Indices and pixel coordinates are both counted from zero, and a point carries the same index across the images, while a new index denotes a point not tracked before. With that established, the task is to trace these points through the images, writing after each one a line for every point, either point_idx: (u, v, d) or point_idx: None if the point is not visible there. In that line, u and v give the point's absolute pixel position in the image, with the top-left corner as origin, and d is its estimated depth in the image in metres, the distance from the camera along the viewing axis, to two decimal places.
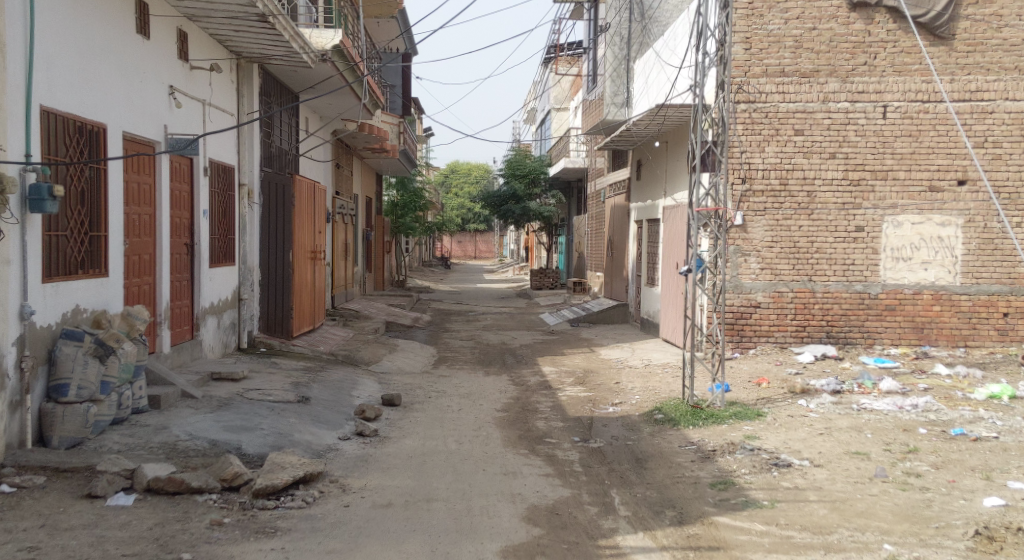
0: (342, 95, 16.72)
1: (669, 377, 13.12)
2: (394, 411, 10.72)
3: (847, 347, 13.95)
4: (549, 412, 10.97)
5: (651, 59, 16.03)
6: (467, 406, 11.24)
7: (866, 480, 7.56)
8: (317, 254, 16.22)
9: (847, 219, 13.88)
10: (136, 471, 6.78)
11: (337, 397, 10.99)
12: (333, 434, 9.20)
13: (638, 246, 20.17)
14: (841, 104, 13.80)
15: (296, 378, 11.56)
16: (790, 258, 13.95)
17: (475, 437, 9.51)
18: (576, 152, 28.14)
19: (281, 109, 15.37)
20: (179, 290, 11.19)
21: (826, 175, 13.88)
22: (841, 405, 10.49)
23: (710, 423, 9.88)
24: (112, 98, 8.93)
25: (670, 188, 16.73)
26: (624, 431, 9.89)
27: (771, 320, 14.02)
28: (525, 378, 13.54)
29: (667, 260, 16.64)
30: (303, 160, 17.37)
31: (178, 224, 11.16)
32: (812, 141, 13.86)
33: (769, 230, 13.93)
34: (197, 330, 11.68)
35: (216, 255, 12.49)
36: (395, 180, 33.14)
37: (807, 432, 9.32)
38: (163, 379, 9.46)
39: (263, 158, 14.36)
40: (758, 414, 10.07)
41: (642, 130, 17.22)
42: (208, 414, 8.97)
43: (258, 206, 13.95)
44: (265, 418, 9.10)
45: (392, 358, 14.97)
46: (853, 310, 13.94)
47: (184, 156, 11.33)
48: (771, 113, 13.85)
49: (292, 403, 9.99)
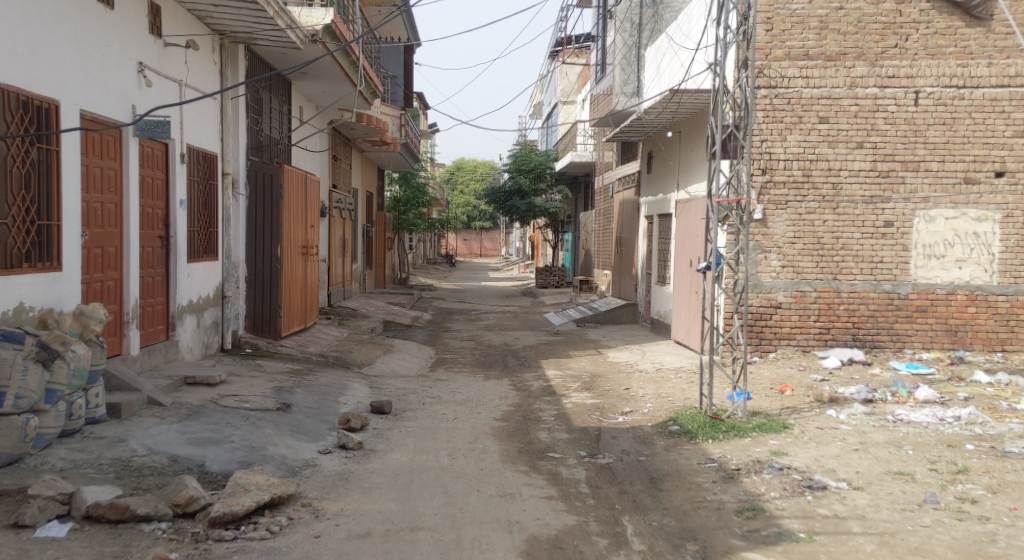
0: (336, 82, 15.79)
1: (683, 383, 12.15)
2: (383, 419, 9.79)
3: (875, 351, 12.98)
4: (553, 422, 10.02)
5: (662, 45, 15.08)
6: (464, 414, 10.31)
7: (915, 507, 6.64)
8: (310, 249, 15.30)
9: (875, 213, 12.94)
10: (74, 496, 5.89)
11: (322, 404, 10.05)
12: (312, 447, 8.25)
13: (649, 242, 19.20)
14: (870, 89, 12.84)
15: (279, 382, 10.63)
16: (814, 254, 13.00)
17: (472, 450, 8.59)
18: (585, 146, 27.17)
19: (269, 95, 14.40)
20: (152, 286, 10.29)
21: (853, 166, 12.92)
22: (874, 417, 9.54)
23: (731, 437, 8.94)
24: (65, 71, 8.07)
25: (685, 181, 15.75)
26: (636, 444, 8.95)
27: (793, 321, 13.06)
28: (528, 383, 12.60)
29: (680, 258, 15.69)
30: (296, 150, 16.41)
31: (151, 215, 10.26)
32: (838, 129, 12.90)
33: (791, 224, 12.99)
34: (173, 330, 10.76)
35: (196, 250, 11.58)
36: (397, 176, 32.20)
37: (839, 448, 8.37)
38: (128, 384, 8.54)
39: (251, 147, 13.42)
40: (784, 426, 9.14)
41: (654, 119, 16.22)
42: (173, 425, 8.05)
43: (243, 197, 13.03)
44: (237, 429, 8.18)
45: (387, 360, 14.02)
46: (881, 311, 12.98)
47: (158, 141, 10.45)
48: (794, 99, 12.90)
49: (270, 412, 9.06)
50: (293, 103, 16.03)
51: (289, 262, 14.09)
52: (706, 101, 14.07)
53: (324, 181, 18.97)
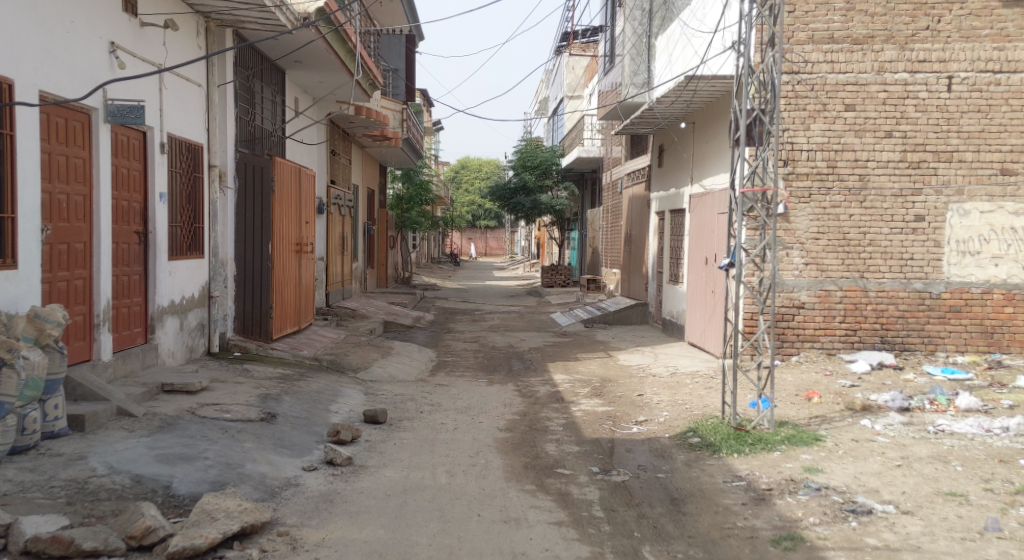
0: (333, 71, 15.01)
1: (701, 389, 11.33)
2: (377, 430, 8.99)
3: (905, 354, 12.18)
4: (562, 433, 9.22)
5: (675, 32, 14.27)
6: (465, 424, 9.51)
7: (975, 535, 5.94)
8: (304, 246, 14.50)
9: (904, 207, 12.12)
10: (12, 528, 5.23)
11: (311, 413, 9.25)
12: (297, 463, 7.46)
13: (660, 239, 18.37)
14: (900, 74, 12.03)
15: (266, 389, 9.83)
16: (839, 251, 12.20)
17: (472, 466, 7.80)
18: (592, 141, 26.35)
19: (261, 83, 13.60)
20: (128, 286, 9.51)
21: (882, 157, 12.11)
22: (914, 428, 8.75)
23: (759, 450, 8.14)
24: (22, 48, 7.41)
25: (700, 175, 14.90)
26: (653, 459, 8.15)
27: (817, 323, 12.28)
28: (534, 389, 11.80)
29: (694, 255, 14.87)
30: (290, 143, 15.61)
31: (127, 209, 9.48)
32: (865, 117, 12.10)
33: (815, 219, 12.20)
34: (151, 333, 9.96)
35: (178, 246, 10.78)
36: (399, 172, 31.34)
37: (878, 465, 7.58)
38: (95, 393, 7.82)
39: (240, 138, 12.61)
40: (816, 439, 8.35)
41: (667, 110, 15.41)
42: (141, 440, 7.26)
43: (232, 191, 12.22)
44: (213, 444, 7.40)
45: (384, 363, 13.22)
46: (911, 312, 12.18)
47: (135, 130, 9.66)
48: (818, 86, 12.11)
49: (252, 423, 8.27)
50: (287, 93, 15.24)
51: (281, 259, 13.28)
52: (723, 89, 13.24)
53: (321, 176, 18.18)
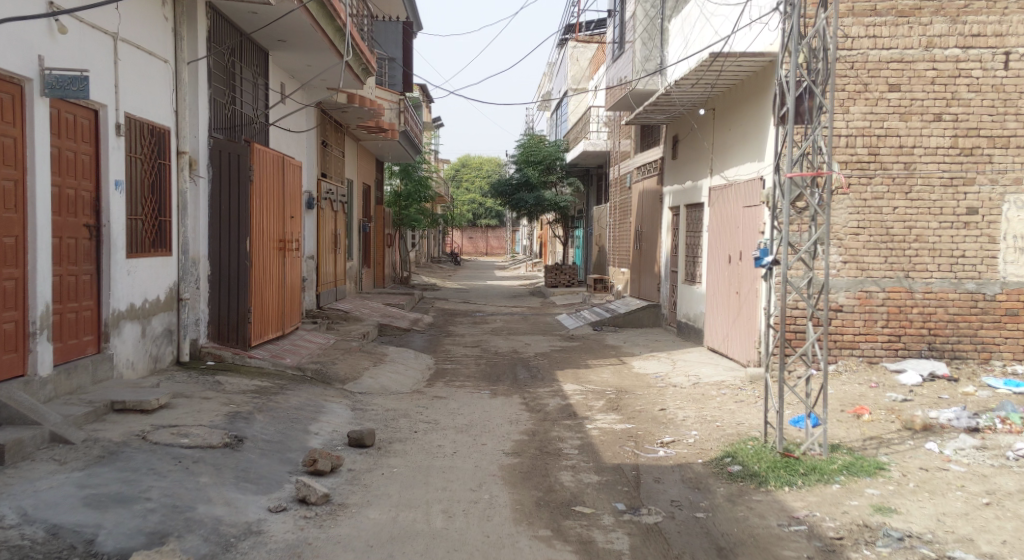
0: (320, 52, 13.72)
1: (731, 403, 10.04)
2: (363, 456, 7.70)
3: (957, 363, 10.89)
4: (578, 458, 7.94)
5: (692, 14, 12.94)
6: (465, 447, 8.22)
7: None
8: (288, 243, 13.15)
9: (955, 199, 10.83)
10: None
11: (286, 436, 7.95)
12: (262, 503, 6.20)
13: (675, 236, 17.06)
14: (951, 50, 10.75)
15: (236, 406, 8.52)
16: (881, 248, 10.92)
17: (474, 504, 6.53)
18: (598, 134, 25.08)
19: (240, 65, 12.30)
20: (76, 288, 8.26)
21: (930, 142, 10.82)
22: (990, 453, 7.44)
23: (812, 482, 6.88)
24: None
25: (722, 164, 13.59)
26: (688, 492, 6.88)
27: (856, 327, 11.01)
28: (542, 402, 10.51)
29: (716, 252, 13.54)
30: (274, 131, 14.26)
31: (73, 198, 8.22)
32: (912, 98, 10.82)
33: (854, 212, 10.91)
34: (105, 342, 8.66)
35: (139, 242, 9.50)
36: (396, 168, 29.96)
37: (961, 503, 6.32)
38: (23, 417, 6.55)
39: (215, 122, 11.28)
40: (879, 467, 7.07)
41: (684, 95, 14.09)
42: (71, 475, 5.98)
43: (205, 180, 10.88)
44: (161, 479, 6.14)
45: (375, 371, 11.92)
46: (963, 315, 10.90)
47: (84, 108, 8.40)
48: (858, 63, 10.83)
49: (213, 450, 6.96)
50: (271, 77, 13.96)
51: (263, 256, 11.94)
52: (752, 69, 11.91)
53: (310, 167, 16.86)
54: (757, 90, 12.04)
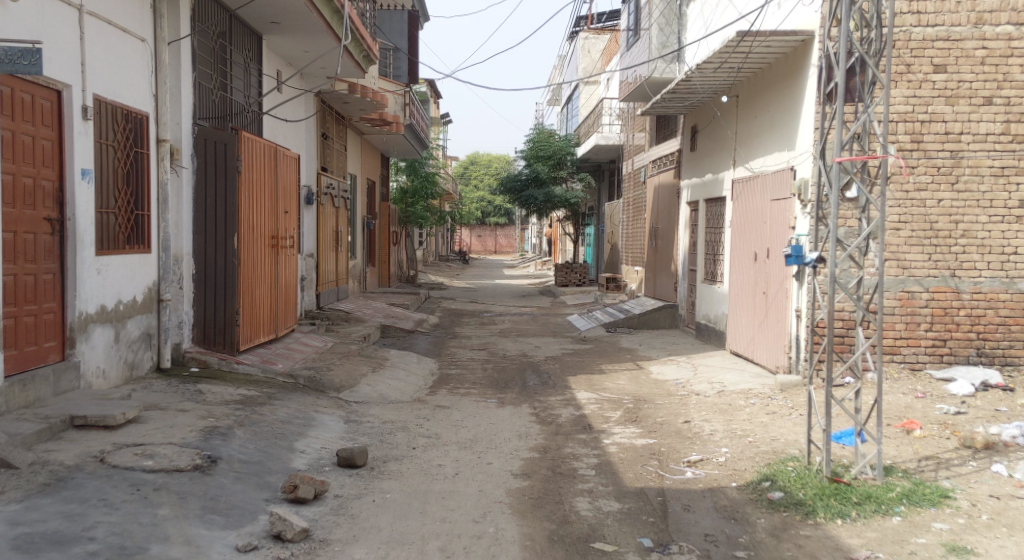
0: (317, 35, 12.79)
1: (762, 415, 9.11)
2: (354, 479, 6.82)
3: (1008, 369, 9.95)
4: (596, 479, 7.04)
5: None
6: (469, 467, 7.33)
7: None
8: (282, 240, 12.22)
9: (1006, 191, 9.90)
10: None
11: (268, 455, 7.08)
12: (232, 543, 5.35)
13: (694, 233, 16.12)
14: (1002, 28, 9.82)
15: (213, 420, 7.63)
16: (925, 244, 9.96)
17: (477, 541, 5.67)
18: (611, 127, 24.11)
19: (229, 47, 11.37)
20: (36, 288, 7.43)
21: (979, 128, 9.87)
22: None
23: (868, 513, 5.97)
24: None
25: (747, 155, 12.68)
26: (723, 524, 6.00)
27: (898, 331, 10.07)
28: (554, 413, 9.59)
29: (740, 249, 12.59)
30: (268, 120, 13.33)
31: (32, 187, 7.39)
32: (959, 80, 9.86)
33: (896, 205, 9.94)
34: (70, 349, 7.80)
35: (111, 237, 8.59)
36: (403, 164, 29.09)
37: None
38: None
39: (200, 108, 10.36)
40: (945, 494, 6.16)
41: (707, 81, 13.10)
42: (7, 510, 5.14)
43: (186, 172, 9.96)
44: (113, 512, 5.30)
45: (374, 378, 11.03)
46: (1014, 318, 9.97)
47: (44, 88, 7.55)
48: (901, 42, 9.85)
49: (179, 474, 6.10)
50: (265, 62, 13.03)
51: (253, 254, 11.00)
52: (783, 51, 10.98)
53: (309, 160, 15.94)
54: (787, 75, 11.11)
